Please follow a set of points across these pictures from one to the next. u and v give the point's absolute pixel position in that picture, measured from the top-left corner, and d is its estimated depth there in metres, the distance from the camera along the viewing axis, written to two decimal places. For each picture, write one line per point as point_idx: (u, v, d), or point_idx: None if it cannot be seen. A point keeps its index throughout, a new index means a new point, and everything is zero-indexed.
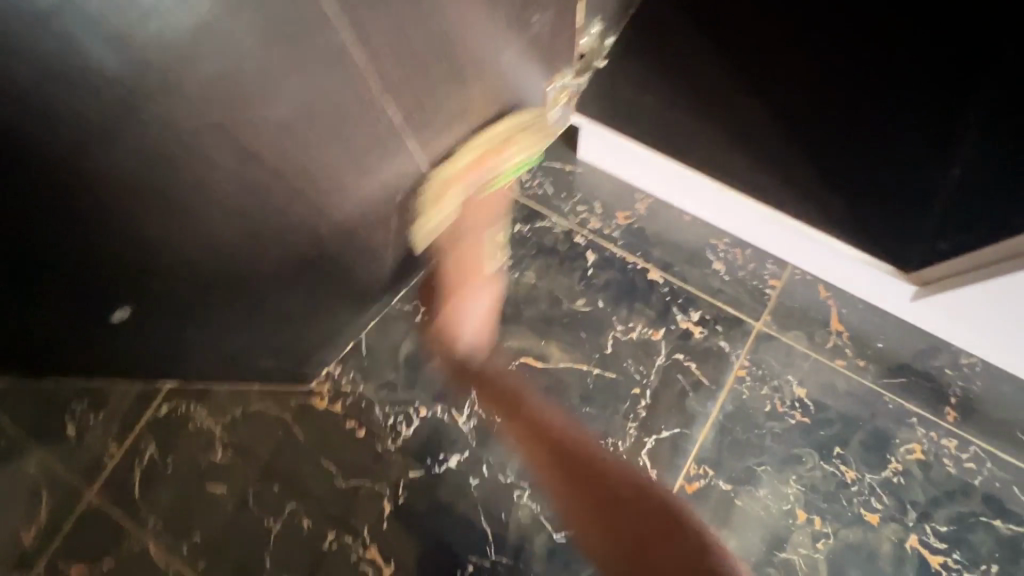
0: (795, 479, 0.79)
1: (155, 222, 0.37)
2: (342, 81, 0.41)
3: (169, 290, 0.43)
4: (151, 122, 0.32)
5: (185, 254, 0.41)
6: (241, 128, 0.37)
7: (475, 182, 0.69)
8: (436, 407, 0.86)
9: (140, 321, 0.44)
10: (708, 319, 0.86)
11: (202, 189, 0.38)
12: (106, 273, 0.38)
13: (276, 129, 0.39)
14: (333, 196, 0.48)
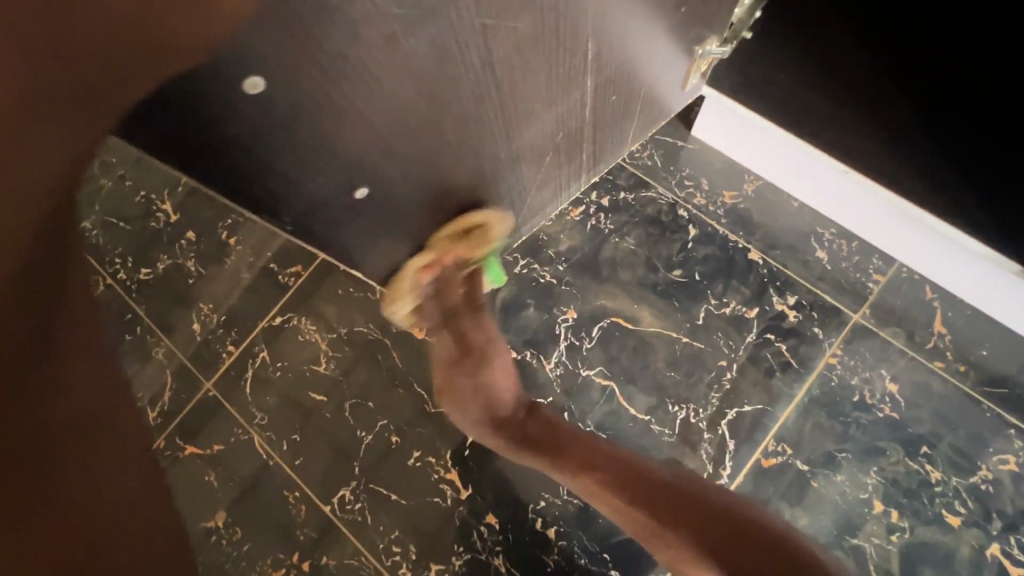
0: (876, 470, 0.79)
1: (408, 123, 0.42)
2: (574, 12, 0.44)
3: (386, 199, 0.49)
4: (450, 17, 0.36)
5: (414, 161, 0.46)
6: (498, 35, 0.40)
7: (612, 132, 0.72)
8: (524, 352, 0.91)
9: (358, 215, 0.49)
10: (805, 305, 0.87)
11: (448, 92, 0.42)
12: (362, 157, 0.42)
13: (515, 44, 0.42)
14: (521, 120, 0.52)
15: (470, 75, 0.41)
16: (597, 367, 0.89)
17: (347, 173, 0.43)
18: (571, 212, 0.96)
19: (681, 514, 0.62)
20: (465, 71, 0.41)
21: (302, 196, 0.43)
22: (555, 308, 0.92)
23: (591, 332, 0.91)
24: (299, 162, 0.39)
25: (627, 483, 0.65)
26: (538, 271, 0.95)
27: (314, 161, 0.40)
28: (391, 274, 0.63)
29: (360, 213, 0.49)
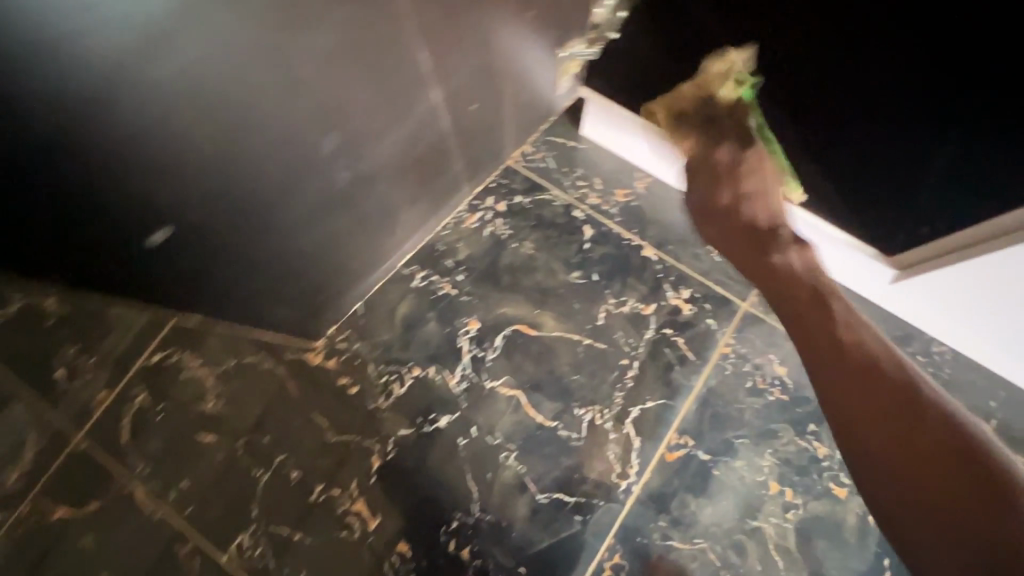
0: (770, 452, 0.82)
1: (204, 152, 0.37)
2: (387, 22, 0.40)
3: (209, 236, 0.44)
4: (210, 45, 0.31)
5: (231, 190, 0.41)
6: (286, 56, 0.35)
7: (484, 139, 0.69)
8: (429, 368, 0.88)
9: (183, 257, 0.44)
10: (698, 297, 0.89)
11: (250, 115, 0.37)
12: (160, 202, 0.37)
13: (321, 60, 0.38)
14: (357, 138, 0.47)
15: (269, 95, 0.37)
16: (502, 377, 0.87)
17: (150, 220, 0.38)
18: (467, 220, 0.93)
19: (904, 431, 0.49)
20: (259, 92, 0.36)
21: (106, 250, 0.38)
22: (456, 320, 0.90)
23: (495, 342, 0.89)
24: (85, 220, 0.34)
25: (859, 387, 0.52)
26: (437, 283, 0.91)
27: (103, 215, 0.35)
28: (281, 256, 0.54)
29: (182, 256, 0.44)
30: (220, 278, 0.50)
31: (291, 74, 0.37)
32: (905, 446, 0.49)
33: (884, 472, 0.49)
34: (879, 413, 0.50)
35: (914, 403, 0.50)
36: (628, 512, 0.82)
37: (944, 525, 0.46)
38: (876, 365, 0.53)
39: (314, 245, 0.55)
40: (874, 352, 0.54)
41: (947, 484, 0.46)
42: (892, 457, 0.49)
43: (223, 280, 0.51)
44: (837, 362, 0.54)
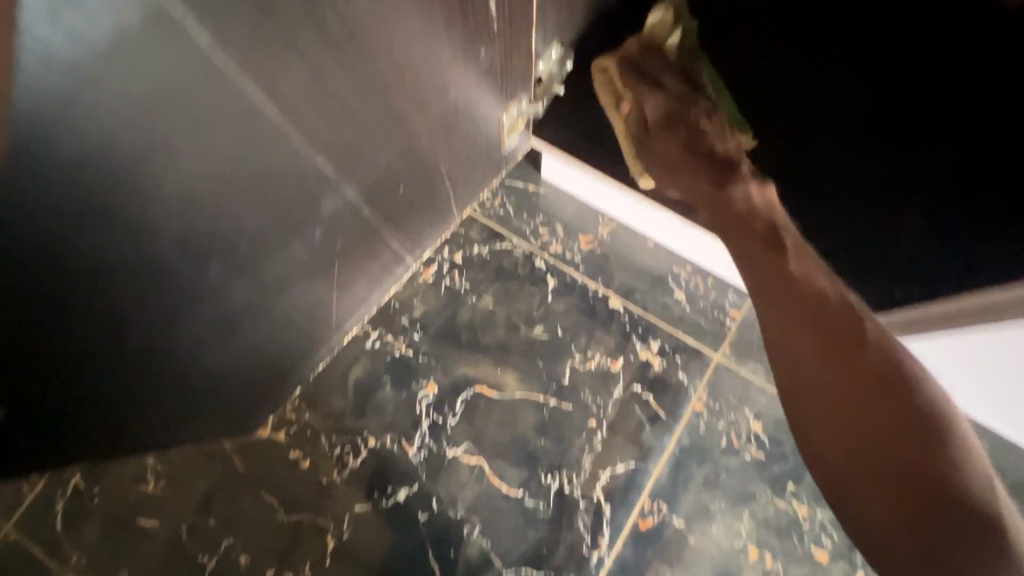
0: (748, 515, 0.78)
1: (40, 303, 0.32)
2: (259, 142, 0.34)
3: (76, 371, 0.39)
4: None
5: (90, 326, 0.36)
6: (107, 196, 0.29)
7: (426, 213, 0.63)
8: (385, 437, 0.82)
9: (37, 398, 0.38)
10: (668, 350, 0.84)
11: (96, 259, 0.32)
12: None
13: (178, 193, 0.33)
14: (252, 252, 0.41)
15: (115, 239, 0.32)
16: (463, 444, 0.82)
17: None
18: (423, 273, 0.88)
19: (856, 371, 0.44)
20: (102, 238, 0.31)
21: None
22: (413, 383, 0.84)
23: (455, 406, 0.83)
24: None
25: (813, 322, 0.47)
26: (392, 343, 0.86)
27: None
28: (187, 371, 0.48)
29: (39, 396, 0.38)
30: (104, 403, 0.44)
31: (138, 212, 0.32)
32: (857, 400, 0.43)
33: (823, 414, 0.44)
34: (829, 346, 0.45)
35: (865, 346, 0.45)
36: None
37: (881, 469, 0.41)
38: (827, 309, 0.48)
39: (223, 352, 0.50)
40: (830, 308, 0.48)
41: (894, 423, 0.42)
42: (837, 401, 0.44)
43: (109, 404, 0.45)
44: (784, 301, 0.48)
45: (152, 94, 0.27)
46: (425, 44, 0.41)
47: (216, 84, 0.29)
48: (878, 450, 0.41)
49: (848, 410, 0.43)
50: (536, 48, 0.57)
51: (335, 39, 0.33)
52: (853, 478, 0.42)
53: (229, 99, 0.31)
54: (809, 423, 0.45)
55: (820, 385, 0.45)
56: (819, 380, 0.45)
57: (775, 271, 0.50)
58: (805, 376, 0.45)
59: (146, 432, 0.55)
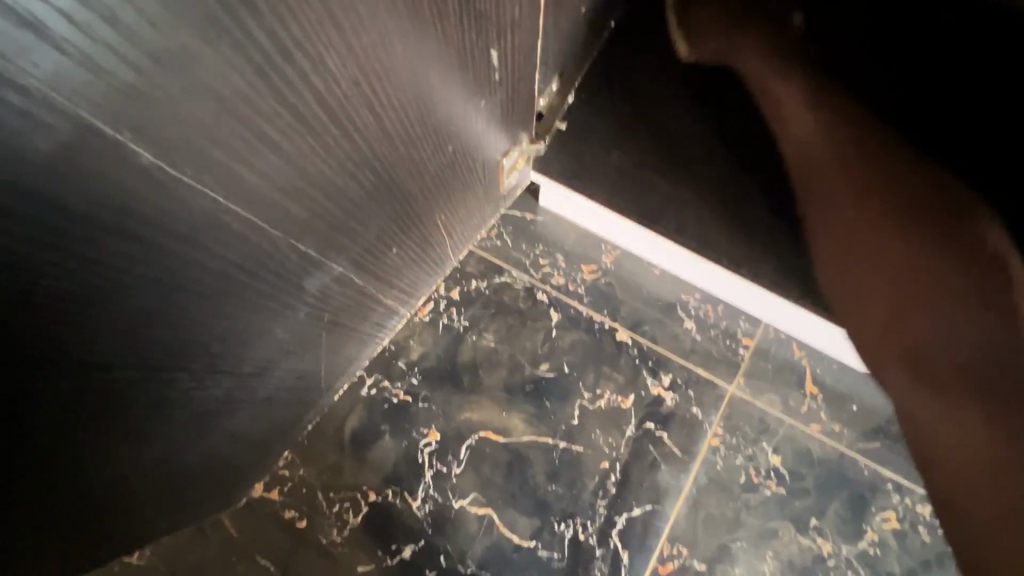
0: (771, 554, 0.75)
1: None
2: (233, 245, 0.29)
3: (29, 529, 0.32)
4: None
5: (47, 482, 0.30)
6: (60, 346, 0.24)
7: (421, 265, 0.58)
8: (386, 491, 0.78)
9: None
10: (680, 383, 0.80)
11: (40, 418, 0.26)
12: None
13: (134, 321, 0.27)
14: (228, 350, 0.35)
15: (62, 392, 0.26)
16: (470, 494, 0.77)
17: None
18: (419, 312, 0.83)
19: (915, 317, 0.52)
20: (41, 395, 0.25)
21: None
22: (414, 432, 0.79)
23: (459, 454, 0.78)
24: None
25: (885, 265, 0.55)
26: (389, 389, 0.81)
27: None
28: (165, 475, 0.42)
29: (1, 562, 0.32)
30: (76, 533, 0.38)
31: (91, 356, 0.26)
32: (908, 338, 0.53)
33: (871, 336, 0.56)
34: (887, 289, 0.55)
35: (942, 298, 0.52)
36: None
37: (923, 385, 0.51)
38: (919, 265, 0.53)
39: (204, 449, 0.44)
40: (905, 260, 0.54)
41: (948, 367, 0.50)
42: (895, 336, 0.54)
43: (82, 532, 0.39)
44: (889, 250, 0.55)
45: (89, 227, 0.21)
46: (418, 105, 0.36)
47: (171, 192, 0.24)
48: (959, 326, 0.50)
49: (890, 334, 0.54)
50: (536, 85, 0.53)
51: (316, 118, 0.28)
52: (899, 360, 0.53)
53: (191, 209, 0.25)
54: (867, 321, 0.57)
55: (850, 297, 0.59)
56: (866, 293, 0.57)
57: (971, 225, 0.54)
58: (857, 270, 0.58)
59: (122, 541, 0.49)
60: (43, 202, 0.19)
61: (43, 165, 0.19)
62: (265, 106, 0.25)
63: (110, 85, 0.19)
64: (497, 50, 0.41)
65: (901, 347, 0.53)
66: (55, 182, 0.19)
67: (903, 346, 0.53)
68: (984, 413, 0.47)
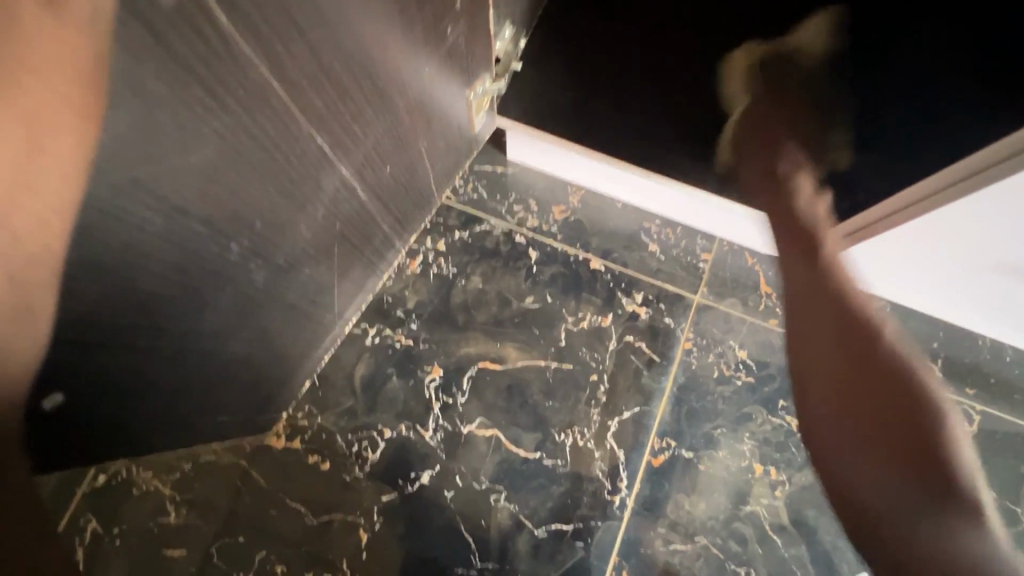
0: (749, 436, 0.84)
1: (80, 291, 0.32)
2: (273, 119, 0.37)
3: (96, 367, 0.38)
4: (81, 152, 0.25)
5: (128, 327, 0.37)
6: (163, 181, 0.31)
7: (410, 195, 0.66)
8: (400, 426, 0.85)
9: (91, 400, 0.40)
10: (651, 299, 0.90)
11: (131, 246, 0.32)
12: (71, 352, 0.35)
13: (207, 175, 0.34)
14: (266, 234, 0.43)
15: (148, 224, 0.32)
16: (476, 419, 0.85)
17: (48, 376, 0.35)
18: (410, 265, 0.91)
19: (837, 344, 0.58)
20: (143, 226, 0.32)
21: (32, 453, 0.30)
22: (419, 370, 0.87)
23: (461, 385, 0.86)
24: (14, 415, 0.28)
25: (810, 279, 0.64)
26: (392, 336, 0.88)
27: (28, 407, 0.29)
28: (216, 365, 0.49)
29: (88, 394, 0.40)
30: (129, 406, 0.45)
31: (172, 194, 0.32)
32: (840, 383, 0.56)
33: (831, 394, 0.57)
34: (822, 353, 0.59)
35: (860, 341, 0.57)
36: (627, 526, 0.81)
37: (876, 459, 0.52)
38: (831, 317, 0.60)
39: (244, 343, 0.51)
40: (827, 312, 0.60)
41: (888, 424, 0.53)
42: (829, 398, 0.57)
43: (137, 404, 0.46)
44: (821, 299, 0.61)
45: (184, 75, 0.29)
46: (403, 23, 0.45)
47: (235, 60, 0.31)
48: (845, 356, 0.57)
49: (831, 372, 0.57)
50: (492, 27, 0.62)
51: (333, 11, 0.36)
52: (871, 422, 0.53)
53: (247, 77, 0.33)
54: (822, 400, 0.57)
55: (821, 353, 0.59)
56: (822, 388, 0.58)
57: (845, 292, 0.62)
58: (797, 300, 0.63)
59: (164, 432, 0.56)
60: (163, 47, 0.27)
61: (167, 14, 0.26)
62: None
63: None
64: None
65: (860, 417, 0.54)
66: (172, 29, 0.27)
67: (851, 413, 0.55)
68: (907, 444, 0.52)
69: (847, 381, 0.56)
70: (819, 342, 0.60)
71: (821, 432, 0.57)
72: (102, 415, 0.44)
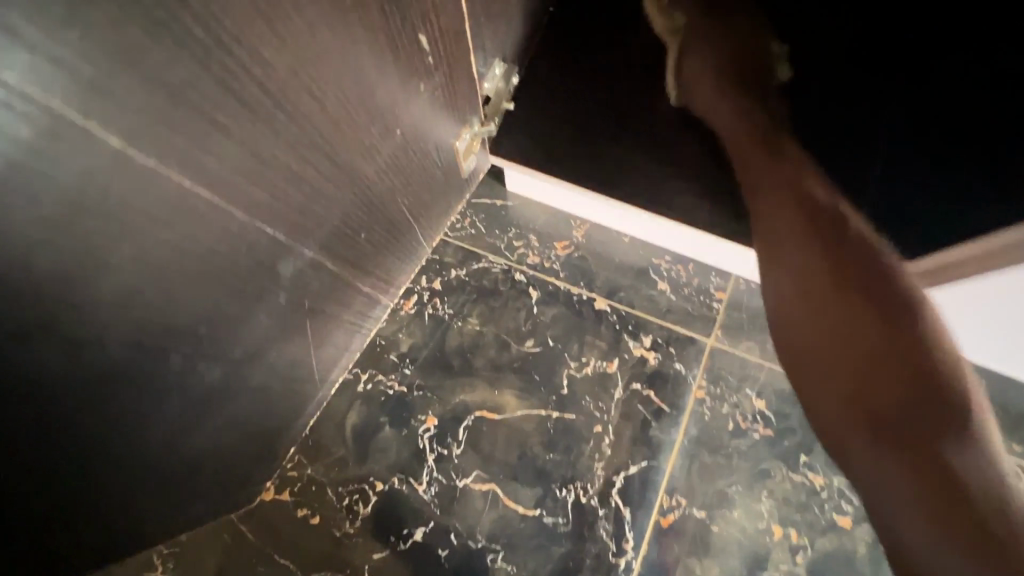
0: (766, 494, 0.78)
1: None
2: (204, 221, 0.32)
3: (23, 519, 0.33)
4: None
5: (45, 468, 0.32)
6: (60, 318, 0.27)
7: (393, 250, 0.62)
8: (392, 479, 0.81)
9: (29, 544, 0.36)
10: (661, 342, 0.83)
11: (29, 394, 0.28)
12: None
13: (122, 296, 0.30)
14: (212, 335, 0.39)
15: (55, 365, 0.28)
16: (473, 472, 0.80)
17: None
18: (404, 306, 0.86)
19: (869, 367, 0.52)
20: (40, 369, 0.27)
21: None
22: (413, 419, 0.82)
23: (457, 435, 0.82)
24: None
25: (810, 290, 0.58)
26: (384, 382, 0.84)
27: None
28: (175, 462, 0.45)
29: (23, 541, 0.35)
30: (80, 529, 0.41)
31: (81, 326, 0.28)
32: (879, 407, 0.51)
33: (857, 419, 0.51)
34: (863, 363, 0.53)
35: (911, 333, 0.53)
36: None
37: (922, 481, 0.47)
38: (859, 328, 0.54)
39: (207, 435, 0.47)
40: (838, 321, 0.56)
41: (916, 419, 0.49)
42: (863, 427, 0.51)
43: (90, 524, 0.42)
44: (812, 327, 0.57)
45: (63, 207, 0.24)
46: (361, 92, 0.39)
47: (133, 175, 0.26)
48: (903, 393, 0.50)
49: (842, 391, 0.53)
50: (475, 68, 0.56)
51: (270, 91, 0.31)
52: (888, 456, 0.49)
53: (155, 188, 0.28)
54: (855, 428, 0.52)
55: (873, 350, 0.53)
56: (825, 371, 0.55)
57: (844, 306, 0.56)
58: (812, 317, 0.58)
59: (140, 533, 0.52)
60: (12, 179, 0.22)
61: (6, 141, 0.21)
62: (207, 95, 0.27)
63: (77, 66, 0.22)
64: (425, 35, 0.44)
65: (897, 428, 0.49)
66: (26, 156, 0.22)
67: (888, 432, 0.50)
68: (913, 460, 0.48)
69: (862, 394, 0.52)
70: (822, 376, 0.55)
71: (846, 453, 0.52)
72: (55, 553, 0.40)
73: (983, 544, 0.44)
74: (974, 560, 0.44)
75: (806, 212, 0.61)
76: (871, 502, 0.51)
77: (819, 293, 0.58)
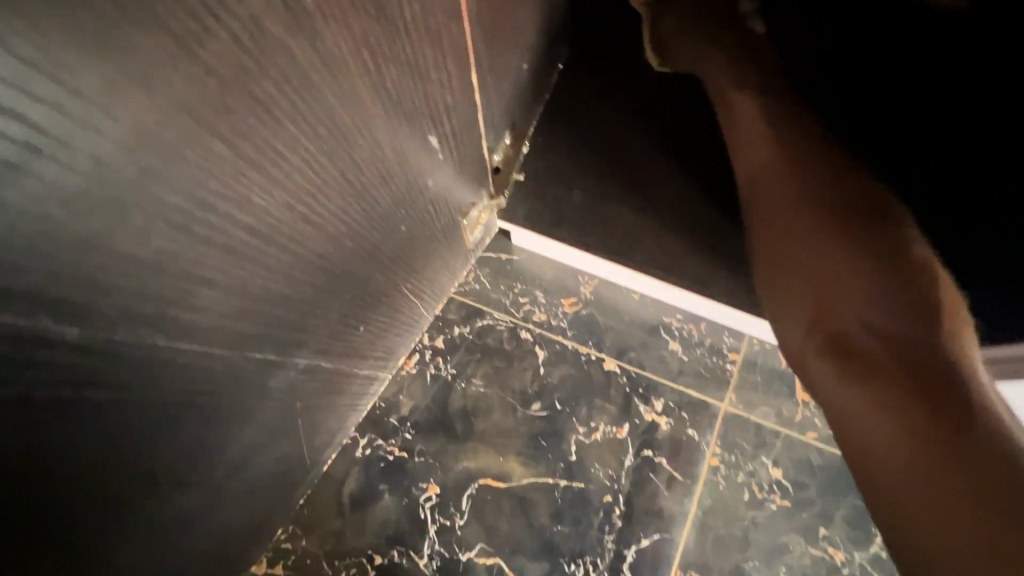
0: (785, 571, 0.74)
1: None
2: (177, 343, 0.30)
3: None
4: None
5: None
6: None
7: (393, 327, 0.59)
8: (392, 552, 0.76)
9: None
10: (672, 406, 0.80)
11: None
12: None
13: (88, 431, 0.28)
14: None
15: (30, 504, 0.26)
16: (476, 545, 0.76)
17: None
18: (405, 365, 0.83)
19: (839, 292, 0.49)
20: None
21: None
22: (414, 487, 0.79)
23: (460, 505, 0.78)
24: None
25: (778, 226, 0.57)
26: (384, 447, 0.80)
27: None
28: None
29: None
30: None
31: (59, 461, 0.27)
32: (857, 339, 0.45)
33: (824, 347, 0.47)
34: (832, 292, 0.49)
35: (900, 262, 0.48)
36: None
37: (896, 411, 0.41)
38: (834, 258, 0.51)
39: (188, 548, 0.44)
40: (813, 255, 0.52)
41: (901, 352, 0.43)
42: (843, 359, 0.46)
43: None
44: (784, 258, 0.55)
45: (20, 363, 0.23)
46: None
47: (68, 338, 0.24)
48: (878, 305, 0.46)
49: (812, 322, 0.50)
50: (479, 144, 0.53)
51: (258, 204, 0.30)
52: (865, 387, 0.43)
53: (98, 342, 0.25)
54: (823, 362, 0.47)
55: (844, 279, 0.49)
56: (790, 304, 0.53)
57: (813, 241, 0.53)
58: (778, 252, 0.56)
59: None
60: None
61: None
62: None
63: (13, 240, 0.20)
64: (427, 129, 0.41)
65: (877, 358, 0.43)
66: None
67: (867, 363, 0.44)
68: (907, 398, 0.41)
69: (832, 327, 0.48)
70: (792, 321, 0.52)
71: (827, 397, 0.46)
72: None
73: (961, 466, 0.37)
74: (945, 488, 0.37)
75: (782, 155, 0.60)
76: (846, 443, 0.44)
77: (787, 227, 0.56)
